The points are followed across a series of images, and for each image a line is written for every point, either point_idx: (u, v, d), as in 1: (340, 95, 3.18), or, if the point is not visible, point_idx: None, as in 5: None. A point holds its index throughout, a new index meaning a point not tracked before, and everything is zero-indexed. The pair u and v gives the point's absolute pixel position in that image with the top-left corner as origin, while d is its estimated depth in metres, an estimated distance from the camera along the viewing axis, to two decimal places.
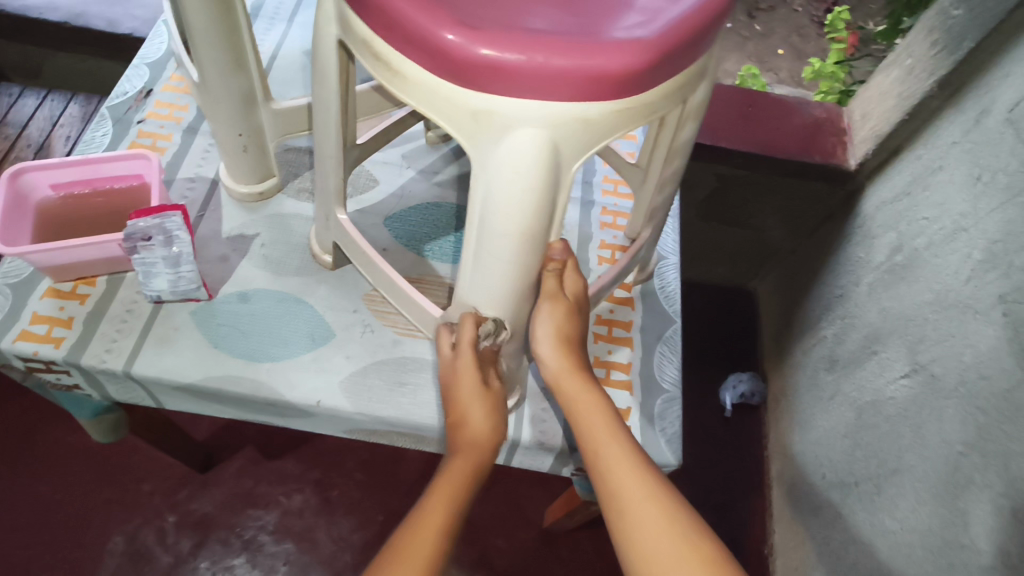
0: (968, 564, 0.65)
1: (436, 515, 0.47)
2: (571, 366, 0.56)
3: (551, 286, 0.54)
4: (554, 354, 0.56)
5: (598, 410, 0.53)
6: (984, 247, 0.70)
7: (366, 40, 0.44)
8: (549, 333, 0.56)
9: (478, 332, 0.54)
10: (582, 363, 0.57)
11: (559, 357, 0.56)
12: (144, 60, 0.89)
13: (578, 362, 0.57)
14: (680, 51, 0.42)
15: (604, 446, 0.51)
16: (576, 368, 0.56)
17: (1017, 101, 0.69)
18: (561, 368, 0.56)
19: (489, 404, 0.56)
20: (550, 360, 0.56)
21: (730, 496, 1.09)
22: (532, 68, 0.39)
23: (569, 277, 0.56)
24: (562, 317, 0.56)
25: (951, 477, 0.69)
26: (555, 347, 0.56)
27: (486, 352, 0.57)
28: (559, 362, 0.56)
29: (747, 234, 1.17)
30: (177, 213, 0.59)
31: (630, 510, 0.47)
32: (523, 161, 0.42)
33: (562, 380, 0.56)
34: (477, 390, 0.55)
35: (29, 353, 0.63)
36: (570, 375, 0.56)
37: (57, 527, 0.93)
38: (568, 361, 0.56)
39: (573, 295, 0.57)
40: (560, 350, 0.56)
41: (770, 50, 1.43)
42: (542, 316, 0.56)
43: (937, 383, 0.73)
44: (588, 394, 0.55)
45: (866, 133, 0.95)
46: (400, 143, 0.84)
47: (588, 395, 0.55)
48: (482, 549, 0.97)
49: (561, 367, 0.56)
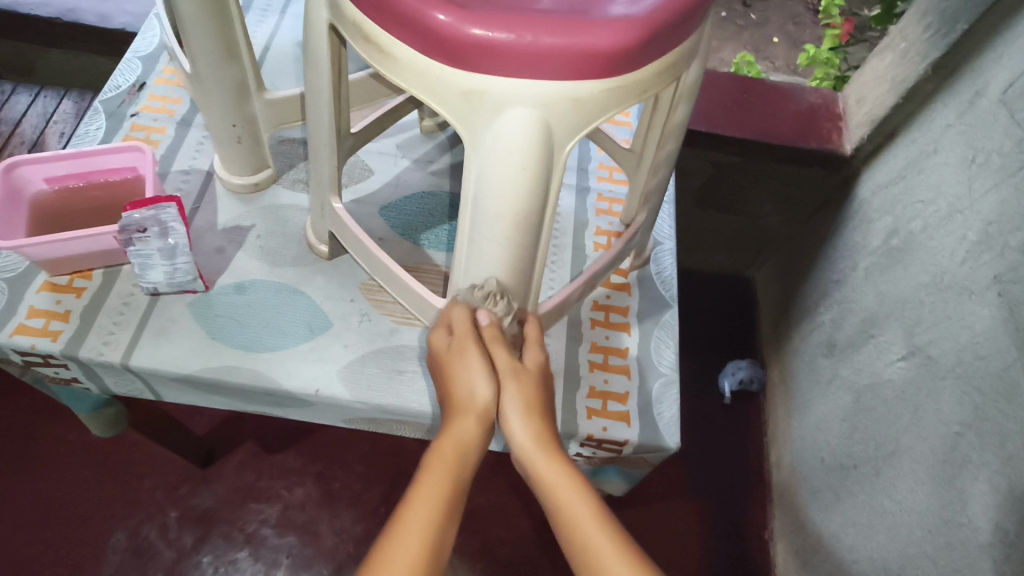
0: (967, 543, 0.65)
1: (424, 500, 0.44)
2: (542, 438, 0.51)
3: (505, 361, 0.53)
4: (527, 426, 0.51)
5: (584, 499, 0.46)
6: (979, 229, 0.70)
7: (356, 24, 0.44)
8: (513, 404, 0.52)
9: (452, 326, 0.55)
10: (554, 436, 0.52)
11: (533, 434, 0.51)
12: (136, 53, 0.89)
13: (551, 435, 0.51)
14: (671, 29, 0.43)
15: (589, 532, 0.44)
16: (553, 448, 0.50)
17: (1011, 81, 0.69)
18: (528, 440, 0.50)
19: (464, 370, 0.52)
20: (522, 438, 0.51)
21: (730, 483, 1.09)
22: (523, 46, 0.39)
23: (528, 352, 0.56)
24: (523, 386, 0.53)
25: (949, 457, 0.69)
26: (525, 417, 0.51)
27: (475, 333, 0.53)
28: (532, 437, 0.51)
29: (744, 221, 1.18)
30: (171, 205, 0.58)
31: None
32: (516, 141, 0.42)
33: (533, 460, 0.49)
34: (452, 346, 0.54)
35: (27, 346, 0.63)
36: (540, 448, 0.50)
37: (59, 524, 0.93)
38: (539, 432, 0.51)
39: (533, 365, 0.55)
40: (531, 418, 0.52)
41: (765, 38, 1.43)
42: (508, 389, 0.52)
43: (934, 364, 0.73)
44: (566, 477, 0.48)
45: (861, 117, 0.96)
46: (394, 133, 0.84)
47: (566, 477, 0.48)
48: (483, 539, 0.97)
49: (530, 441, 0.50)
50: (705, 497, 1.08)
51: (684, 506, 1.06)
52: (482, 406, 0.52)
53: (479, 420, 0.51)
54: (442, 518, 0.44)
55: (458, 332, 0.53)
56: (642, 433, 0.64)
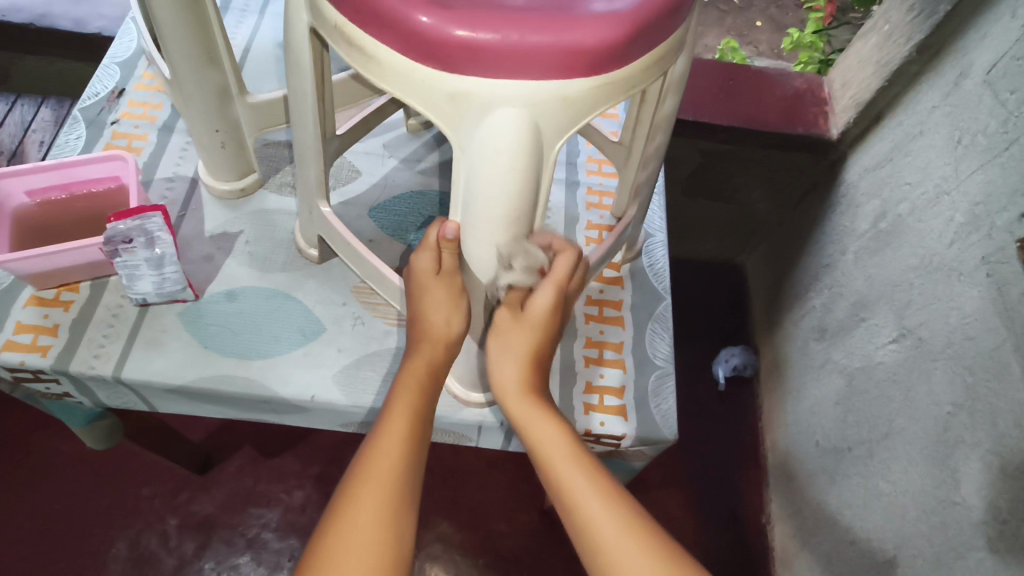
0: (961, 521, 0.66)
1: (400, 420, 0.49)
2: (526, 387, 0.53)
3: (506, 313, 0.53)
4: (511, 368, 0.53)
5: (558, 437, 0.50)
6: (967, 210, 0.71)
7: (338, 26, 0.43)
8: (509, 347, 0.53)
9: (435, 256, 0.53)
10: (539, 384, 0.54)
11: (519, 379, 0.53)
12: (114, 59, 0.87)
13: (536, 382, 0.53)
14: (657, 25, 0.42)
15: (562, 468, 0.48)
16: (530, 391, 0.53)
17: (994, 62, 0.69)
18: (514, 387, 0.53)
19: (442, 302, 0.53)
20: (506, 379, 0.53)
21: (727, 469, 1.10)
22: (508, 46, 0.39)
23: (537, 293, 0.52)
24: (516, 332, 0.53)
25: (942, 438, 0.70)
26: (516, 364, 0.53)
27: (450, 268, 0.52)
28: (517, 381, 0.53)
29: (733, 208, 1.18)
30: (157, 214, 0.58)
31: (593, 526, 0.46)
32: (504, 141, 0.41)
33: (512, 405, 0.52)
34: (433, 281, 0.53)
35: (16, 363, 0.62)
36: (525, 396, 0.52)
37: (58, 536, 0.92)
38: (524, 382, 0.53)
39: (538, 312, 0.53)
40: (521, 365, 0.53)
41: (748, 23, 1.42)
42: (504, 336, 0.54)
43: (925, 346, 0.74)
44: (545, 421, 0.51)
45: (847, 101, 0.96)
46: (381, 133, 0.84)
47: (541, 420, 0.51)
48: (484, 533, 0.98)
49: (515, 387, 0.52)
50: (702, 482, 1.09)
51: (681, 493, 1.07)
52: (450, 337, 0.54)
53: (445, 351, 0.54)
54: (414, 436, 0.49)
55: (450, 265, 0.52)
56: (639, 427, 0.65)
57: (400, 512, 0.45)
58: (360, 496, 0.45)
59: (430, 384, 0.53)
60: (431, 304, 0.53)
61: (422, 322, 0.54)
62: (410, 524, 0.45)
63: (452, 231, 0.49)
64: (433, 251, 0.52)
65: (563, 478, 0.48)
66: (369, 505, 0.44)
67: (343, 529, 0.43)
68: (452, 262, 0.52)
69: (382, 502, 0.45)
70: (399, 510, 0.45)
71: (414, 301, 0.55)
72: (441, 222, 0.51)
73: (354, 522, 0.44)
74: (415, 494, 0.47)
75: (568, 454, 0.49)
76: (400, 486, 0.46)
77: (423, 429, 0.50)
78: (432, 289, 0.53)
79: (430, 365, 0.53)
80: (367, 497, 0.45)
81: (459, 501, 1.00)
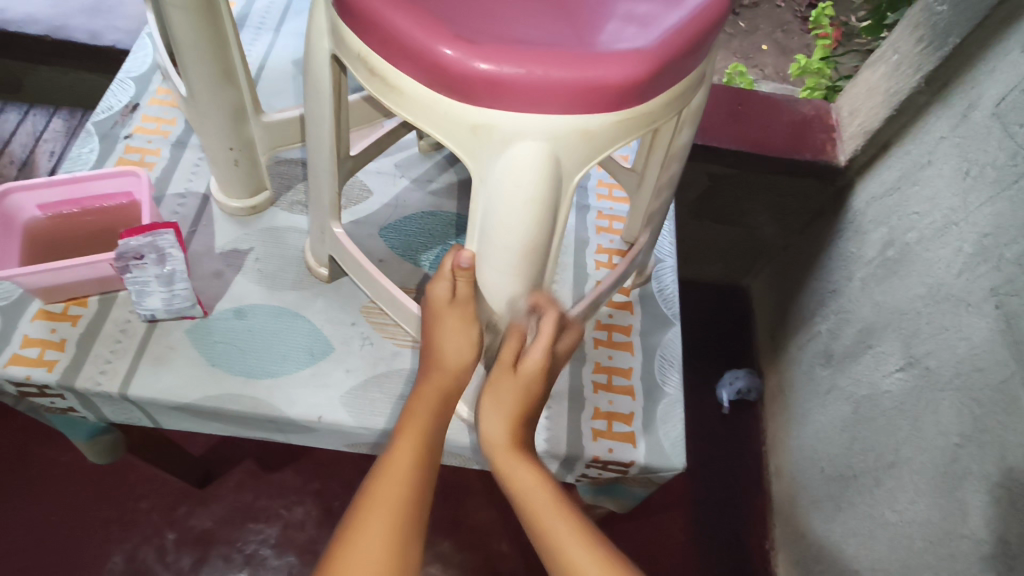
0: (970, 555, 0.66)
1: (410, 446, 0.49)
2: (514, 443, 0.53)
3: (506, 356, 0.55)
4: (498, 424, 0.54)
5: (542, 486, 0.51)
6: (975, 241, 0.71)
7: (361, 56, 0.44)
8: (498, 403, 0.55)
9: (451, 284, 0.53)
10: (527, 441, 0.54)
11: (506, 435, 0.54)
12: (129, 73, 0.88)
13: (522, 437, 0.54)
14: (678, 62, 0.43)
15: (550, 521, 0.49)
16: (517, 445, 0.53)
17: (1003, 95, 0.70)
18: (502, 443, 0.53)
19: (455, 331, 0.54)
20: (493, 435, 0.54)
21: (730, 493, 1.09)
22: (532, 81, 0.39)
23: (528, 355, 0.55)
24: (508, 389, 0.55)
25: (950, 469, 0.69)
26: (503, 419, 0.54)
27: (462, 295, 0.52)
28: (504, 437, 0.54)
29: (739, 231, 1.18)
30: (169, 231, 0.57)
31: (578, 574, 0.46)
32: (524, 174, 0.42)
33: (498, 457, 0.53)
34: (448, 313, 0.53)
35: (21, 377, 0.61)
36: (513, 452, 0.53)
37: (53, 548, 0.91)
38: (512, 436, 0.54)
39: (527, 370, 0.55)
40: (508, 422, 0.54)
41: (754, 46, 1.44)
42: (495, 390, 0.55)
43: (933, 376, 0.74)
44: (528, 474, 0.52)
45: (854, 129, 0.96)
46: (393, 152, 0.84)
47: (528, 474, 0.52)
48: (485, 555, 0.97)
49: (501, 442, 0.53)
50: (705, 507, 1.08)
51: (684, 516, 1.06)
52: (461, 366, 0.55)
53: (454, 381, 0.55)
54: (423, 461, 0.49)
55: (461, 294, 0.52)
56: (648, 453, 0.64)
57: (407, 539, 0.45)
58: (368, 520, 0.45)
59: (442, 410, 0.53)
60: (445, 333, 0.54)
61: (435, 351, 0.54)
62: (417, 550, 0.45)
63: (467, 260, 0.49)
64: (450, 275, 0.53)
65: (552, 532, 0.48)
66: (379, 527, 0.44)
67: (352, 552, 0.44)
68: (467, 292, 0.52)
69: (388, 527, 0.45)
70: (405, 540, 0.45)
71: (428, 329, 0.55)
72: (456, 251, 0.50)
73: (362, 546, 0.44)
74: (422, 523, 0.47)
75: (556, 509, 0.49)
76: (409, 514, 0.46)
77: (433, 456, 0.50)
78: (446, 318, 0.54)
79: (439, 393, 0.53)
80: (376, 520, 0.45)
81: (459, 520, 0.99)
